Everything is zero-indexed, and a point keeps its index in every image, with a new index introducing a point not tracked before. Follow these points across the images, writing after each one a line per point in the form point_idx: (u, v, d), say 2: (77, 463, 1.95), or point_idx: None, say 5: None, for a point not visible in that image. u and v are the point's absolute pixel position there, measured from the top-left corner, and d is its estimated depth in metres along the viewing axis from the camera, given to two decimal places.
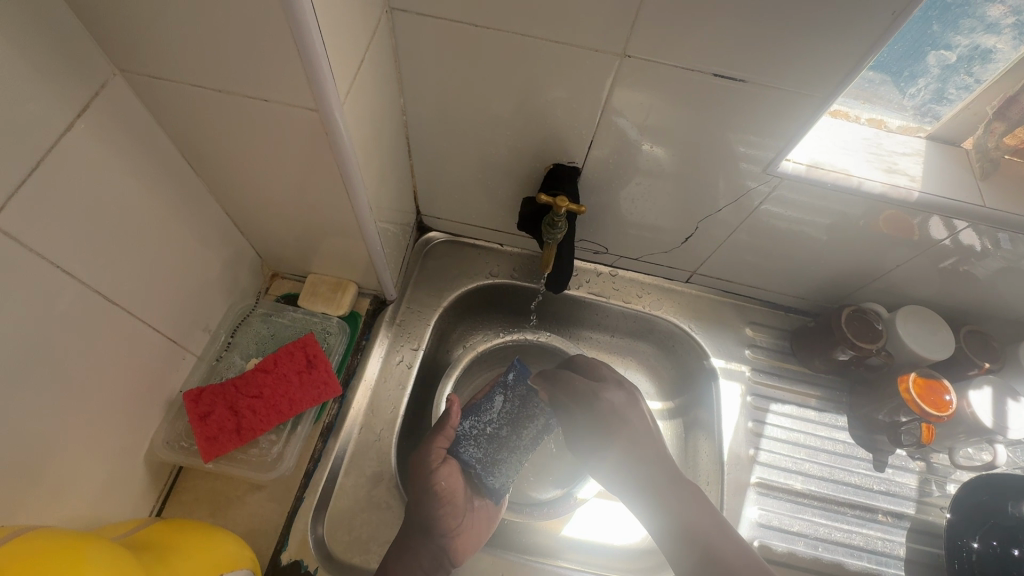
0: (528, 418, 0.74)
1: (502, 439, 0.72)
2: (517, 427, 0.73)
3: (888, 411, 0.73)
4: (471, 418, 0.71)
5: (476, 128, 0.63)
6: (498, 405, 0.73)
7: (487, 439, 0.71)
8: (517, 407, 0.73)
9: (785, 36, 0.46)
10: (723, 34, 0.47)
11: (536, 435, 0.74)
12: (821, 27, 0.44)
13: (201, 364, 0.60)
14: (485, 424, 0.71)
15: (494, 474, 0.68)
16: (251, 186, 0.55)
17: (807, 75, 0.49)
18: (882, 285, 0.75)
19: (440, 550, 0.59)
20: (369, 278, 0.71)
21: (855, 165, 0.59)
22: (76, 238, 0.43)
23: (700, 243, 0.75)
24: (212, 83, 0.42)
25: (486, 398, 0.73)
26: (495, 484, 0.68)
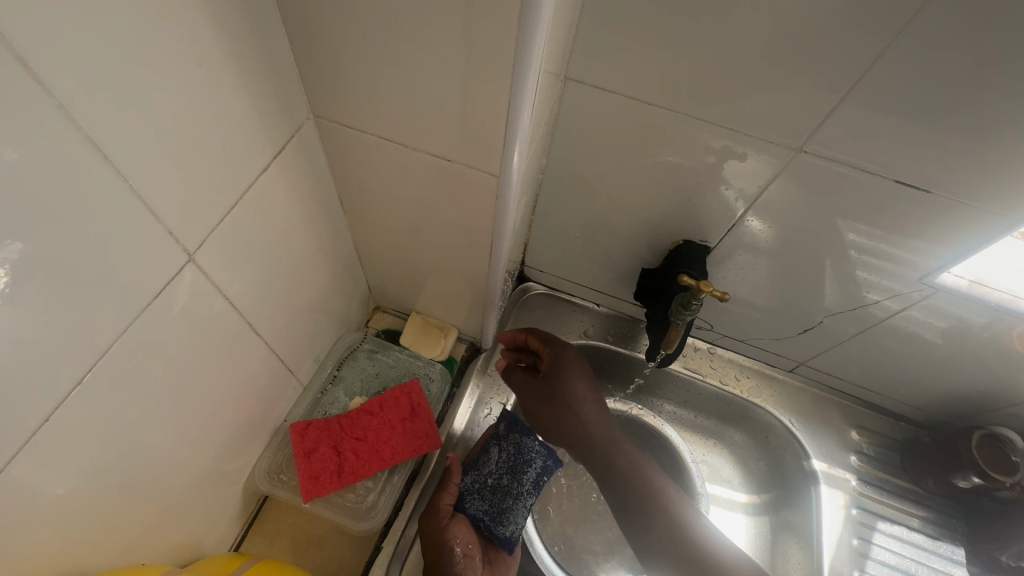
0: (526, 465, 0.64)
1: (506, 491, 0.62)
2: (517, 475, 0.64)
3: (1014, 554, 0.67)
4: (470, 472, 0.62)
5: (610, 195, 0.62)
6: (494, 457, 0.64)
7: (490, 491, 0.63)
8: (513, 454, 0.64)
9: (987, 158, 0.43)
10: (915, 147, 0.44)
11: (536, 480, 0.64)
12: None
13: (307, 394, 0.60)
14: (486, 475, 0.62)
15: (503, 525, 0.60)
16: (391, 227, 0.56)
17: (1001, 196, 0.45)
18: (1021, 412, 0.68)
19: None
20: (472, 326, 0.70)
21: (1023, 287, 0.54)
22: (242, 270, 0.44)
23: (819, 337, 0.71)
24: (399, 137, 0.43)
25: (481, 451, 0.64)
26: (507, 536, 0.61)
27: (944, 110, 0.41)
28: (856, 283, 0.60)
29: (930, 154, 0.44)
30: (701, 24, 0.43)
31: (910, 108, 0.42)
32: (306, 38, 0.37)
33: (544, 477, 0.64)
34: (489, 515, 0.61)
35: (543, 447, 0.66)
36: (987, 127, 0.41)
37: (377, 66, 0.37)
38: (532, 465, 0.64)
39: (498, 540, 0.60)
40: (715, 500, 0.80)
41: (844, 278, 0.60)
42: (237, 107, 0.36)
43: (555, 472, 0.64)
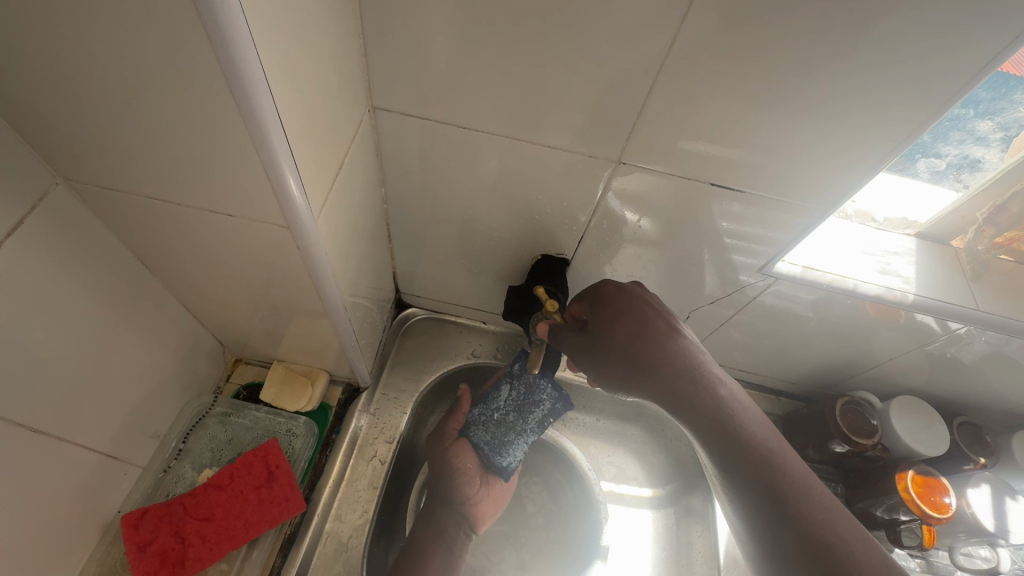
0: (533, 404, 0.69)
1: (509, 426, 0.70)
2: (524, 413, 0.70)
3: (887, 508, 0.70)
4: (479, 407, 0.70)
5: (461, 218, 0.61)
6: (505, 394, 0.70)
7: (496, 425, 0.70)
8: (522, 394, 0.69)
9: (783, 147, 0.46)
10: (717, 143, 0.47)
11: (541, 420, 0.70)
12: (821, 142, 0.45)
13: (145, 479, 0.54)
14: (493, 412, 0.70)
15: (501, 456, 0.69)
16: (215, 283, 0.51)
17: (799, 185, 0.49)
18: (873, 374, 0.74)
19: (456, 517, 0.67)
20: (342, 366, 0.66)
21: (850, 266, 0.58)
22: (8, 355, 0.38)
23: (692, 328, 0.74)
24: (174, 194, 0.39)
25: (493, 388, 0.70)
26: (504, 464, 0.70)
27: (729, 107, 0.44)
28: (728, 265, 0.60)
29: (732, 148, 0.47)
30: (494, 44, 0.42)
31: (701, 109, 0.44)
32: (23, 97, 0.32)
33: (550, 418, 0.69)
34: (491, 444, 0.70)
35: (554, 391, 0.69)
36: (769, 121, 0.44)
37: (117, 121, 0.33)
38: (540, 406, 0.69)
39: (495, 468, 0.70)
40: (621, 498, 0.80)
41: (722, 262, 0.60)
42: None
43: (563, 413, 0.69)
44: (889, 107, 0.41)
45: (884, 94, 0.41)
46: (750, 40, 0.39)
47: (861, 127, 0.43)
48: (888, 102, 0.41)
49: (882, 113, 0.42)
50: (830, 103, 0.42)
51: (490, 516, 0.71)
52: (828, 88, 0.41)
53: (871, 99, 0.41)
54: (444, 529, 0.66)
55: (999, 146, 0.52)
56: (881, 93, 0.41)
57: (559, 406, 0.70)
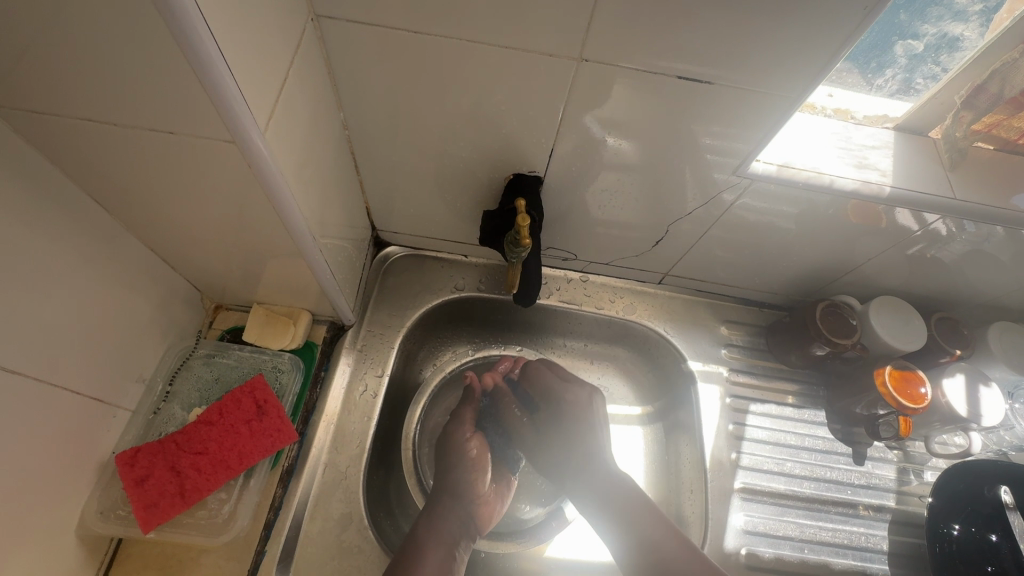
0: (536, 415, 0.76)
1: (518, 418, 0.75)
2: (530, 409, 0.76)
3: (866, 404, 0.72)
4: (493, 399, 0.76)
5: (427, 140, 0.58)
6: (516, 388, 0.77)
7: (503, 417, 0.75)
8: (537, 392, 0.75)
9: (747, 37, 0.44)
10: (684, 34, 0.44)
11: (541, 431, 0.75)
12: (787, 27, 0.42)
13: (137, 420, 0.55)
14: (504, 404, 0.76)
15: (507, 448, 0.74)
16: (176, 220, 0.49)
17: (771, 73, 0.46)
18: (854, 277, 0.74)
19: (466, 514, 0.64)
20: (323, 304, 0.66)
21: (826, 162, 0.57)
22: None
23: (672, 245, 0.72)
24: (106, 115, 0.36)
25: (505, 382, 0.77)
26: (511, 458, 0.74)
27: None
28: (702, 178, 0.59)
29: (701, 37, 0.44)
30: None
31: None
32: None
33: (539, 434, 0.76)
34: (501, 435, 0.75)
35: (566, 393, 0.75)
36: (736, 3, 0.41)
37: (26, 32, 0.30)
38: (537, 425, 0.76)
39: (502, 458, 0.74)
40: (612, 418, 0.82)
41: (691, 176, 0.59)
42: None
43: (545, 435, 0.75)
44: None
45: None
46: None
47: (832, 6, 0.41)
48: None
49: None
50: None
51: (494, 515, 0.67)
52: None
53: None
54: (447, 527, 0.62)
55: (980, 21, 0.52)
56: None
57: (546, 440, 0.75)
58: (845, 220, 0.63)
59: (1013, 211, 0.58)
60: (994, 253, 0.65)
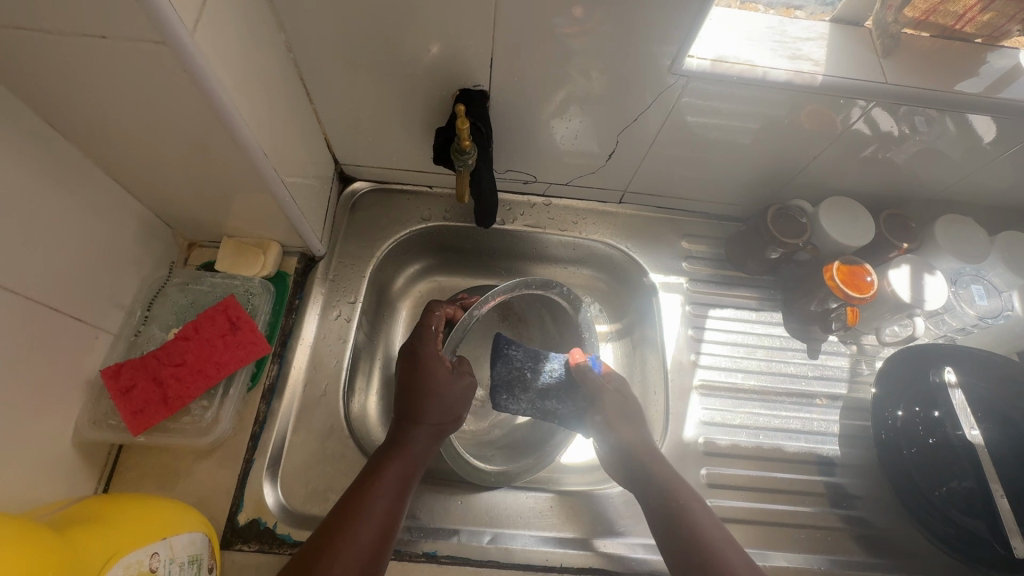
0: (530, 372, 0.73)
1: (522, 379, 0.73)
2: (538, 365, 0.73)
3: (819, 301, 0.76)
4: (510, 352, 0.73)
5: (369, 60, 0.60)
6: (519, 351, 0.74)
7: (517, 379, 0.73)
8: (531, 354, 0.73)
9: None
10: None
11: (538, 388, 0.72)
12: None
13: (120, 342, 0.58)
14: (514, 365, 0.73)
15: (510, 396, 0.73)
16: (129, 145, 0.51)
17: None
18: (805, 180, 0.76)
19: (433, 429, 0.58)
20: (290, 234, 0.68)
21: (760, 55, 0.58)
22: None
23: (626, 160, 0.74)
24: (39, 24, 0.38)
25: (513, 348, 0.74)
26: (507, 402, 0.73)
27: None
28: (642, 83, 0.60)
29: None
30: None
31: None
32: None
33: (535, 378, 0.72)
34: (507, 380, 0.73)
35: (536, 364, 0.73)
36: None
37: None
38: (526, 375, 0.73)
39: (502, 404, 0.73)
40: None
41: (627, 79, 0.60)
42: None
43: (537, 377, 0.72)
44: None
45: None
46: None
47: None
48: None
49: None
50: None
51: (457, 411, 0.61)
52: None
53: None
54: (393, 471, 0.53)
55: None
56: None
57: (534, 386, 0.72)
58: (805, 131, 0.66)
59: (951, 95, 0.59)
60: (945, 150, 0.67)
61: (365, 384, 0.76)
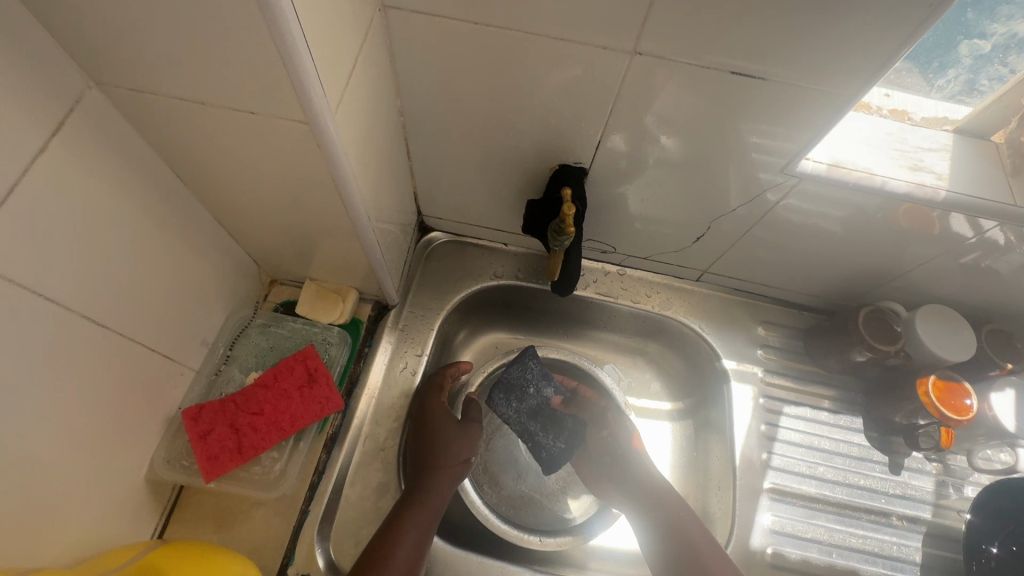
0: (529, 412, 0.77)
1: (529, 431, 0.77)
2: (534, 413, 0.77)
3: (906, 413, 0.71)
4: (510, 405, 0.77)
5: (475, 128, 0.60)
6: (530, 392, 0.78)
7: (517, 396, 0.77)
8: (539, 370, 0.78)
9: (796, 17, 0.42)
10: (728, 17, 0.43)
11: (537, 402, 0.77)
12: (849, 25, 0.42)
13: (200, 380, 0.59)
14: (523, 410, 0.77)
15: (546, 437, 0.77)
16: (243, 196, 0.53)
17: (827, 70, 0.46)
18: (902, 283, 0.72)
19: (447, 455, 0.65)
20: (370, 283, 0.69)
21: (879, 163, 0.56)
22: (45, 261, 0.40)
23: (713, 243, 0.72)
24: (194, 94, 0.40)
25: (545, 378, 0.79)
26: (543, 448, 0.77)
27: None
28: (748, 180, 0.59)
29: (746, 20, 0.43)
30: None
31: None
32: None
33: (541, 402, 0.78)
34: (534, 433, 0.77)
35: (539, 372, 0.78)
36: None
37: (126, 10, 0.34)
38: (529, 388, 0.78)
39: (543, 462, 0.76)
40: (641, 412, 0.84)
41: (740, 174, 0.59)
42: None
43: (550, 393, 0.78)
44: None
45: None
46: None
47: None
48: None
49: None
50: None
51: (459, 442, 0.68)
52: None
53: None
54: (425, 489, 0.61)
55: None
56: None
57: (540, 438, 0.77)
58: (894, 224, 0.61)
59: None
60: None
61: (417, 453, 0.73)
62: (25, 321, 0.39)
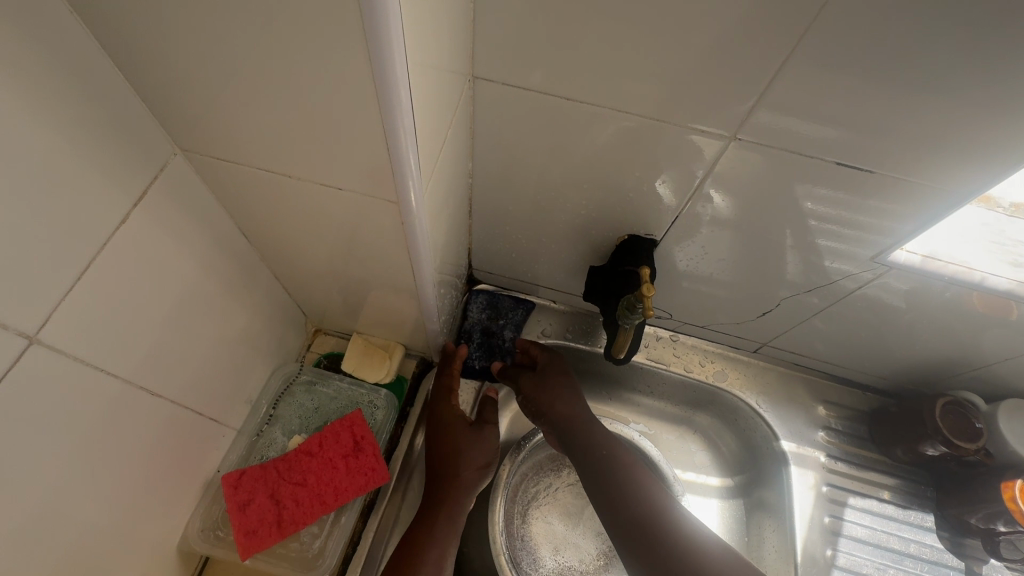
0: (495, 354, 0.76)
1: (492, 332, 0.77)
2: (492, 333, 0.77)
3: (984, 517, 0.66)
4: (480, 316, 0.78)
5: (544, 192, 0.59)
6: (506, 302, 0.79)
7: (485, 332, 0.77)
8: (507, 301, 0.78)
9: (917, 111, 0.40)
10: (839, 107, 0.41)
11: (498, 323, 0.77)
12: (977, 128, 0.40)
13: (241, 439, 0.56)
14: (488, 321, 0.77)
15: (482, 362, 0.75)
16: (306, 254, 0.52)
17: (942, 168, 0.43)
18: (982, 374, 0.67)
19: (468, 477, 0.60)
20: (419, 341, 0.66)
21: (976, 256, 0.52)
22: (106, 322, 0.38)
23: (779, 318, 0.69)
24: (281, 162, 0.39)
25: (513, 314, 0.78)
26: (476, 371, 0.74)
27: (871, 74, 0.39)
28: (807, 247, 0.56)
29: (858, 113, 0.41)
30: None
31: (833, 72, 0.39)
32: (134, 53, 0.33)
33: (507, 337, 0.77)
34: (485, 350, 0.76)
35: (509, 300, 0.78)
36: (905, 82, 0.38)
37: (230, 82, 0.33)
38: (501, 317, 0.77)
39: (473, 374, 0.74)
40: (689, 487, 0.78)
41: (803, 246, 0.56)
42: (76, 170, 0.33)
43: (515, 324, 0.77)
44: None
45: None
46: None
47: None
48: None
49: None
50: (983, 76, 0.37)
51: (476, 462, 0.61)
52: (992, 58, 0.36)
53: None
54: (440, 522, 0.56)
55: None
56: None
57: (514, 313, 0.78)
58: (968, 310, 0.57)
59: None
60: None
61: None
62: (79, 390, 0.37)
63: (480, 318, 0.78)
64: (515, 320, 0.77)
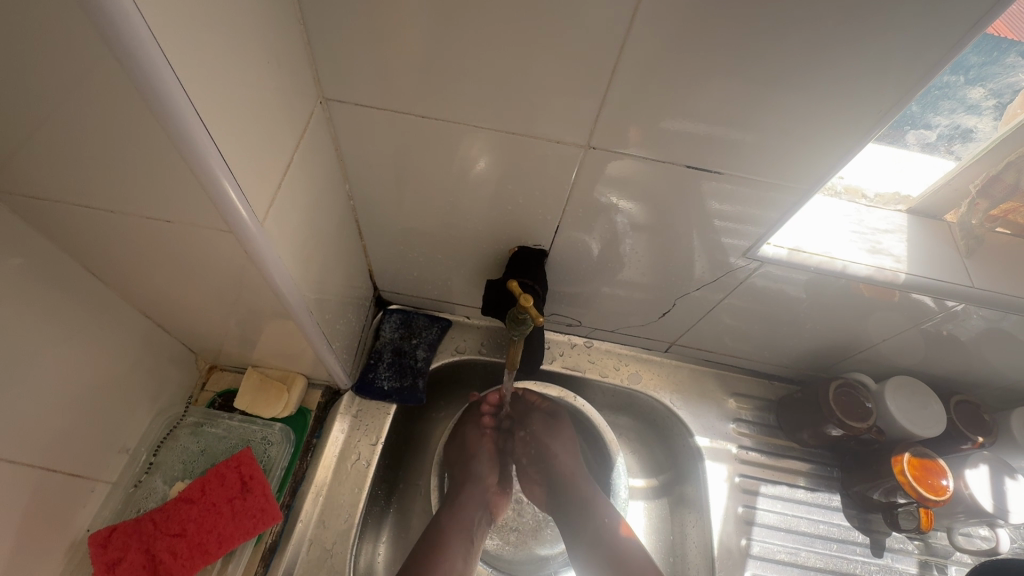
0: (409, 372, 0.73)
1: (405, 350, 0.74)
2: (406, 352, 0.74)
3: (884, 491, 0.68)
4: (394, 335, 0.75)
5: (431, 210, 0.59)
6: (422, 321, 0.77)
7: (398, 351, 0.74)
8: (424, 320, 0.77)
9: (739, 116, 0.44)
10: (674, 113, 0.44)
11: (413, 343, 0.75)
12: (788, 126, 0.44)
13: (116, 492, 0.53)
14: (403, 340, 0.75)
15: (393, 381, 0.71)
16: (171, 295, 0.50)
17: (768, 163, 0.47)
18: (868, 355, 0.71)
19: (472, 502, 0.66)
20: (319, 371, 0.64)
21: (838, 246, 0.56)
22: None
23: (680, 317, 0.71)
24: (105, 202, 0.37)
25: (429, 331, 0.76)
26: (387, 389, 0.71)
27: (693, 79, 0.41)
28: (713, 248, 0.58)
29: (692, 116, 0.44)
30: (457, 19, 0.40)
31: (659, 79, 0.42)
32: None
33: (422, 355, 0.74)
34: (397, 369, 0.73)
35: (426, 319, 0.77)
36: (728, 88, 0.42)
37: (29, 135, 0.31)
38: (417, 336, 0.76)
39: (382, 393, 0.70)
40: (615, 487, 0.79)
41: (707, 245, 0.58)
42: None
43: (431, 342, 0.75)
44: (858, 95, 0.40)
45: (836, 83, 0.40)
46: (715, 7, 0.37)
47: (826, 92, 0.41)
48: (854, 90, 0.40)
49: (848, 87, 0.40)
50: (788, 77, 0.40)
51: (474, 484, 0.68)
52: (795, 60, 0.39)
53: (827, 92, 0.41)
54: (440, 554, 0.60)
55: (992, 114, 0.49)
56: (838, 80, 0.40)
57: (430, 331, 0.76)
58: (857, 298, 0.60)
59: None
60: (1015, 333, 0.60)
61: (375, 533, 0.66)
62: None
63: (393, 337, 0.75)
64: (432, 338, 0.76)
